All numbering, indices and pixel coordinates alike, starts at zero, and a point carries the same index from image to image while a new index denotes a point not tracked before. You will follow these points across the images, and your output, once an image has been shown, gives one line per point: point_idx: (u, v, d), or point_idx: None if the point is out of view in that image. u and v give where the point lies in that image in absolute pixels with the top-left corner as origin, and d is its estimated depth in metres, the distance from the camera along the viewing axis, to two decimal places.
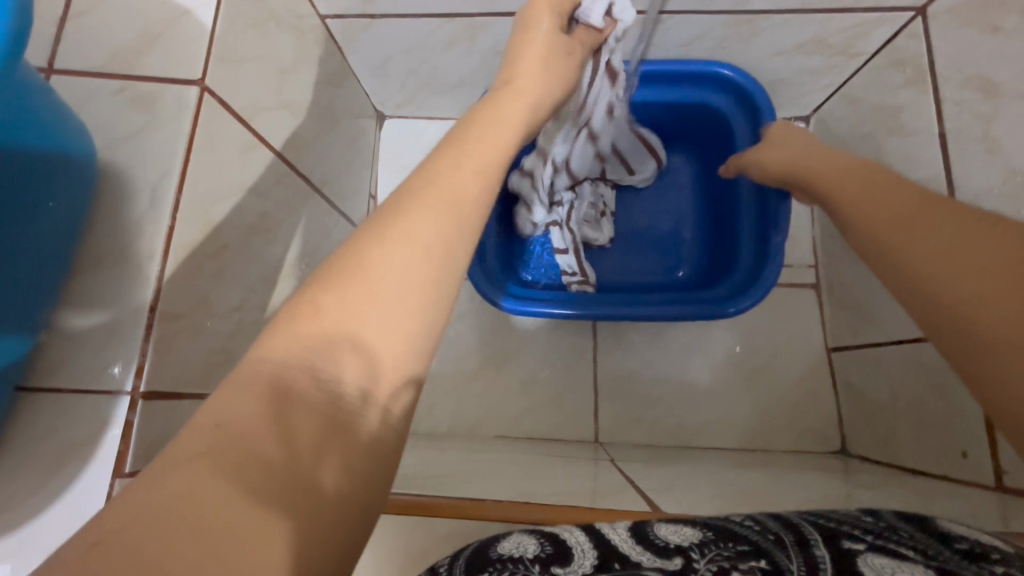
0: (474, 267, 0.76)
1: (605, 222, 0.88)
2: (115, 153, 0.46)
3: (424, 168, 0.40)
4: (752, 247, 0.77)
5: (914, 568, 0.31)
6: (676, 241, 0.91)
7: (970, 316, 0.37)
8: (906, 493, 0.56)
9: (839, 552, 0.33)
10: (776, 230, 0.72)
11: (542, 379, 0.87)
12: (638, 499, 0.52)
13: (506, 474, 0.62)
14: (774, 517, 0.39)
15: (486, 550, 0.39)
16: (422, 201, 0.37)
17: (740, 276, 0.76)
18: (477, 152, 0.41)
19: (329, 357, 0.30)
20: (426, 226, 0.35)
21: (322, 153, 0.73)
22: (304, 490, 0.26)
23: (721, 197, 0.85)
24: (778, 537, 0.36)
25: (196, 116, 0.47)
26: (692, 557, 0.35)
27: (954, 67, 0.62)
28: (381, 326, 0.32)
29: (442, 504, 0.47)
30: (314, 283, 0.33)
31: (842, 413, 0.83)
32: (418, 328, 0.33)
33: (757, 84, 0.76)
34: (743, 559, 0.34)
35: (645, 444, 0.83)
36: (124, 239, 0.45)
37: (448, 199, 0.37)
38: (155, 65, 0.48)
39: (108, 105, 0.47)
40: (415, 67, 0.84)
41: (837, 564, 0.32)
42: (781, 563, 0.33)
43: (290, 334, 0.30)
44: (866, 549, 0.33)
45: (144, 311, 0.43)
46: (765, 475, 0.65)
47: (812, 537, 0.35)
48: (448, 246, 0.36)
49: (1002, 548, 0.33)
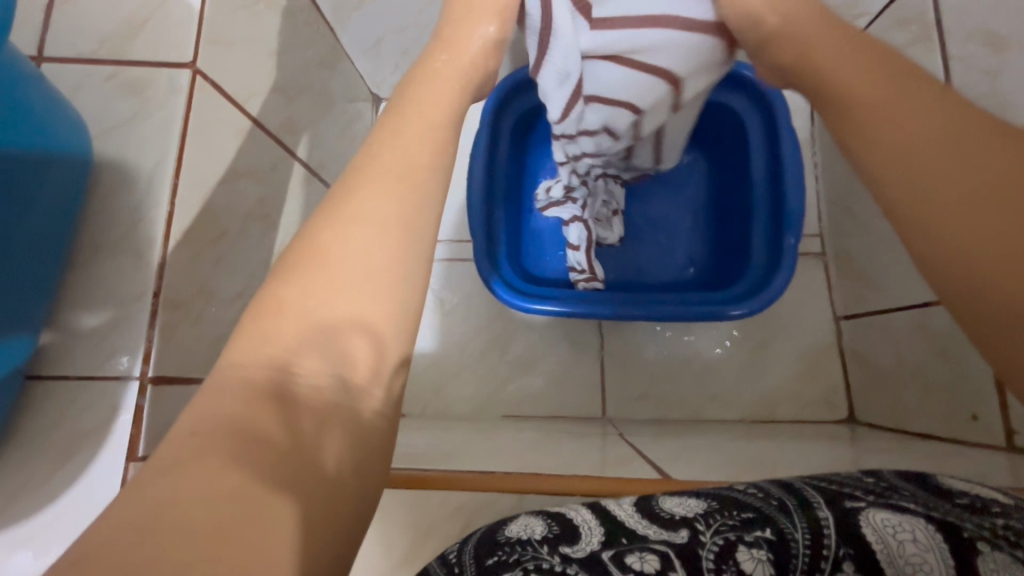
0: (480, 262, 0.75)
1: (616, 221, 0.85)
2: (110, 145, 0.46)
3: (367, 146, 0.40)
4: (766, 243, 0.75)
5: (915, 523, 0.31)
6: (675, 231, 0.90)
7: (969, 254, 0.34)
8: (913, 459, 0.55)
9: (841, 512, 0.33)
10: (791, 231, 0.71)
11: (548, 358, 0.87)
12: (645, 470, 0.53)
13: (514, 451, 0.62)
14: (776, 483, 0.38)
15: (494, 534, 0.39)
16: (380, 182, 0.37)
17: (754, 272, 0.75)
18: (418, 128, 0.42)
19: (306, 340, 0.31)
20: (384, 207, 0.36)
21: (318, 138, 0.73)
22: (303, 470, 0.28)
23: (733, 193, 0.84)
24: (781, 502, 0.35)
25: (191, 98, 0.47)
26: (698, 530, 0.34)
27: (959, 21, 0.60)
28: (356, 308, 0.33)
29: (451, 477, 0.47)
30: (280, 272, 0.34)
31: (849, 379, 0.82)
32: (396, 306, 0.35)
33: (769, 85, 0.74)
34: (749, 530, 0.34)
35: (650, 418, 0.84)
36: (123, 230, 0.45)
37: (407, 180, 0.38)
38: (145, 49, 0.47)
39: (98, 92, 0.47)
40: (406, 45, 0.82)
41: (841, 526, 0.32)
42: (787, 529, 0.33)
43: (260, 323, 0.32)
44: (868, 506, 0.33)
45: (148, 297, 0.43)
46: (773, 445, 0.65)
47: (814, 499, 0.35)
48: (416, 221, 0.37)
49: (1002, 499, 0.33)
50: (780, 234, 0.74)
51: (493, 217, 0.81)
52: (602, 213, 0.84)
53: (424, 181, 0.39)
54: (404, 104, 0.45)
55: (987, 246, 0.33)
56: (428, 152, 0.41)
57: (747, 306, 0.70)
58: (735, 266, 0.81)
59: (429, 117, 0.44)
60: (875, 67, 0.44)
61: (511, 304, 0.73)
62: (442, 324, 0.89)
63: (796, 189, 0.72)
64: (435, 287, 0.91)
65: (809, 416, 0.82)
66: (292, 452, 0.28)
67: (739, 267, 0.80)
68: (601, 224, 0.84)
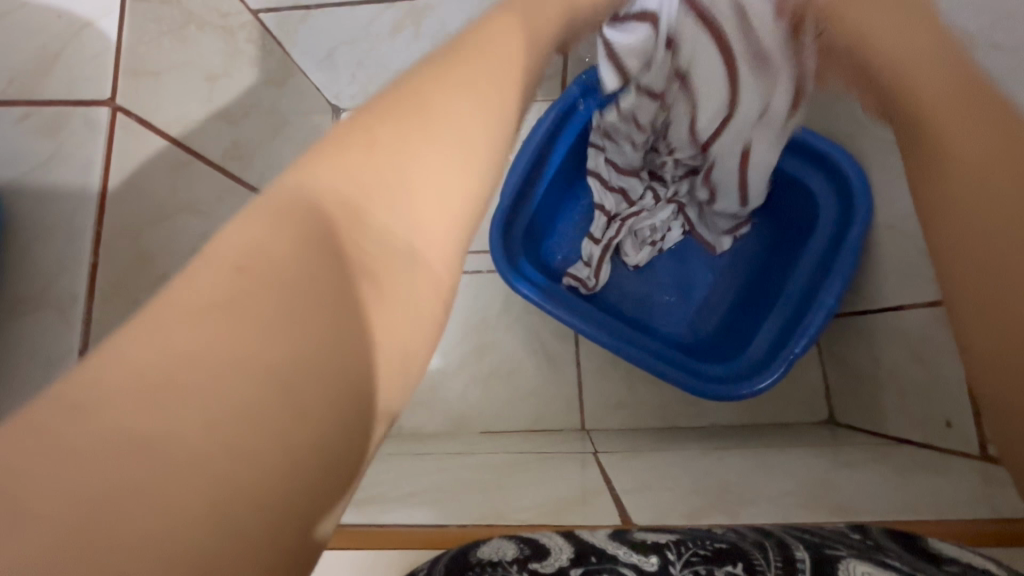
0: (493, 234, 0.75)
1: (647, 250, 0.85)
2: (22, 191, 0.43)
3: (434, 121, 0.34)
4: (769, 339, 0.76)
5: None
6: (708, 265, 0.87)
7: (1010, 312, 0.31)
8: (887, 470, 0.55)
9: (820, 557, 0.32)
10: (827, 297, 0.69)
11: (525, 369, 0.86)
12: (607, 503, 0.49)
13: (479, 475, 0.60)
14: (757, 530, 0.38)
15: (466, 554, 0.39)
16: (448, 104, 0.35)
17: (754, 358, 0.76)
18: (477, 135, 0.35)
19: (361, 228, 0.28)
20: (454, 141, 0.34)
21: (270, 160, 0.69)
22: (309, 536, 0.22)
23: (777, 264, 0.81)
24: (758, 539, 0.36)
25: (111, 139, 0.44)
26: (668, 558, 0.34)
27: None
28: (414, 211, 0.31)
29: (409, 530, 0.45)
30: (341, 140, 0.31)
31: (829, 381, 0.81)
32: (449, 233, 0.32)
33: (853, 165, 0.71)
34: (719, 564, 0.33)
35: (629, 427, 0.82)
36: (42, 284, 0.42)
37: (473, 104, 0.36)
38: (59, 85, 0.44)
39: (14, 134, 0.44)
40: (362, 57, 0.79)
41: (815, 566, 0.32)
42: (759, 567, 0.32)
43: (320, 188, 0.29)
44: (848, 556, 0.32)
45: (72, 357, 0.41)
46: (750, 457, 0.63)
47: (794, 543, 0.35)
48: (444, 250, 0.31)
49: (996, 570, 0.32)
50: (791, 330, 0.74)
51: (523, 198, 0.80)
52: (642, 235, 0.84)
53: (489, 115, 0.36)
54: (486, 38, 0.41)
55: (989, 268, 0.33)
56: (493, 94, 0.37)
57: (741, 391, 0.71)
58: (759, 309, 0.80)
59: (503, 56, 0.40)
60: (947, 53, 0.41)
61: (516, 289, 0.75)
62: None
63: (837, 283, 0.69)
64: None
65: (790, 417, 0.82)
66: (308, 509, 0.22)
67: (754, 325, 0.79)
68: (632, 240, 0.84)
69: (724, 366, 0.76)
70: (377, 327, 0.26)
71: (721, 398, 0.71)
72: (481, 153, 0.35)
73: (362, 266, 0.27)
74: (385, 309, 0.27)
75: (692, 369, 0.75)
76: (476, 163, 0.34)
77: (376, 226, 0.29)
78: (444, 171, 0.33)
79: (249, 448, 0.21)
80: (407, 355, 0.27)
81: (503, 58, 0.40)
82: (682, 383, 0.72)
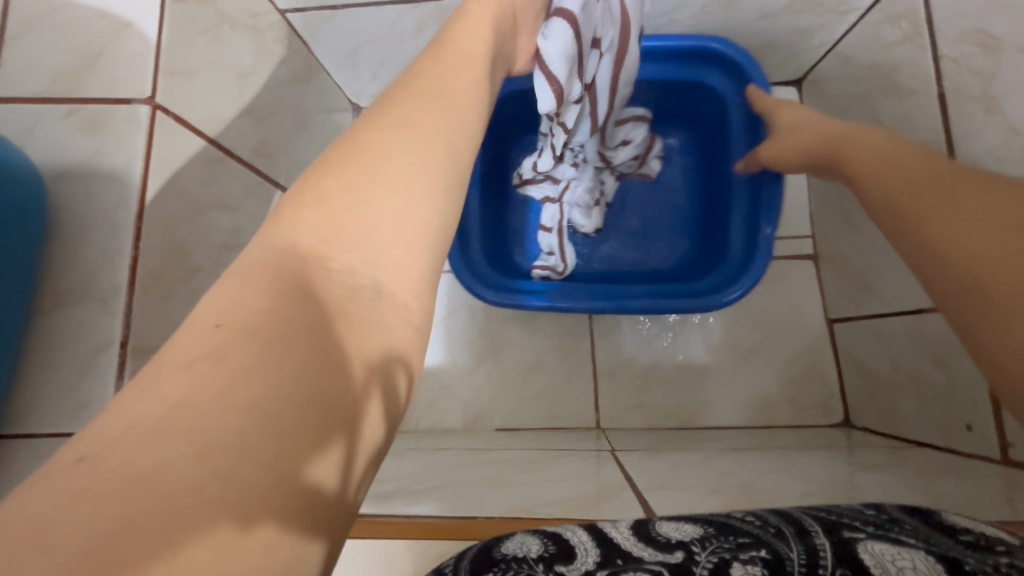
0: (460, 265, 0.75)
1: (597, 210, 0.85)
2: (63, 186, 0.44)
3: (356, 140, 0.35)
4: (742, 238, 0.77)
5: (913, 553, 0.32)
6: (673, 218, 0.90)
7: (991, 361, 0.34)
8: (906, 472, 0.55)
9: (839, 541, 0.34)
10: (773, 192, 0.73)
11: (540, 368, 0.86)
12: (633, 500, 0.50)
13: (499, 471, 0.61)
14: (777, 514, 0.39)
15: (490, 549, 0.40)
16: (387, 136, 0.36)
17: (729, 267, 0.77)
18: (420, 144, 0.36)
19: (323, 276, 0.29)
20: (408, 149, 0.36)
21: (294, 157, 0.70)
22: (327, 493, 0.24)
23: (718, 175, 0.84)
24: (779, 529, 0.37)
25: (151, 133, 0.45)
26: (693, 551, 0.35)
27: (950, 19, 0.58)
28: (376, 240, 0.32)
29: (438, 523, 0.46)
30: (293, 203, 0.32)
31: (843, 382, 0.82)
32: (414, 256, 0.33)
33: (749, 59, 0.75)
34: (744, 550, 0.34)
35: (643, 427, 0.83)
36: (86, 276, 0.43)
37: (417, 135, 0.37)
38: (101, 84, 0.45)
39: (56, 132, 0.45)
40: (384, 56, 0.80)
41: (836, 550, 0.33)
42: (782, 552, 0.34)
43: (282, 246, 0.30)
44: (865, 536, 0.34)
45: (116, 347, 0.42)
46: (767, 458, 0.64)
47: (812, 528, 0.36)
48: (418, 247, 0.33)
49: (1007, 539, 0.34)
50: (754, 230, 0.75)
51: (467, 220, 0.79)
52: (586, 200, 0.84)
53: (433, 144, 0.37)
54: (416, 79, 0.41)
55: (1000, 278, 0.34)
56: (422, 119, 0.38)
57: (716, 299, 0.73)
58: (720, 222, 0.82)
59: (435, 73, 0.42)
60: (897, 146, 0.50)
61: (503, 302, 0.74)
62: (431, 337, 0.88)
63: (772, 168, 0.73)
64: None
65: (805, 420, 0.82)
66: (319, 469, 0.24)
67: (715, 257, 0.82)
68: (581, 210, 0.84)
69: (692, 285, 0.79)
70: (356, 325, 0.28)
71: (704, 308, 0.73)
72: (427, 174, 0.35)
73: (327, 294, 0.29)
74: (361, 318, 0.28)
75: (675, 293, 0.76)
76: (421, 174, 0.35)
77: (340, 271, 0.30)
78: (390, 196, 0.33)
79: (246, 436, 0.23)
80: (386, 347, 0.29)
81: (419, 68, 0.43)
82: (652, 306, 0.74)
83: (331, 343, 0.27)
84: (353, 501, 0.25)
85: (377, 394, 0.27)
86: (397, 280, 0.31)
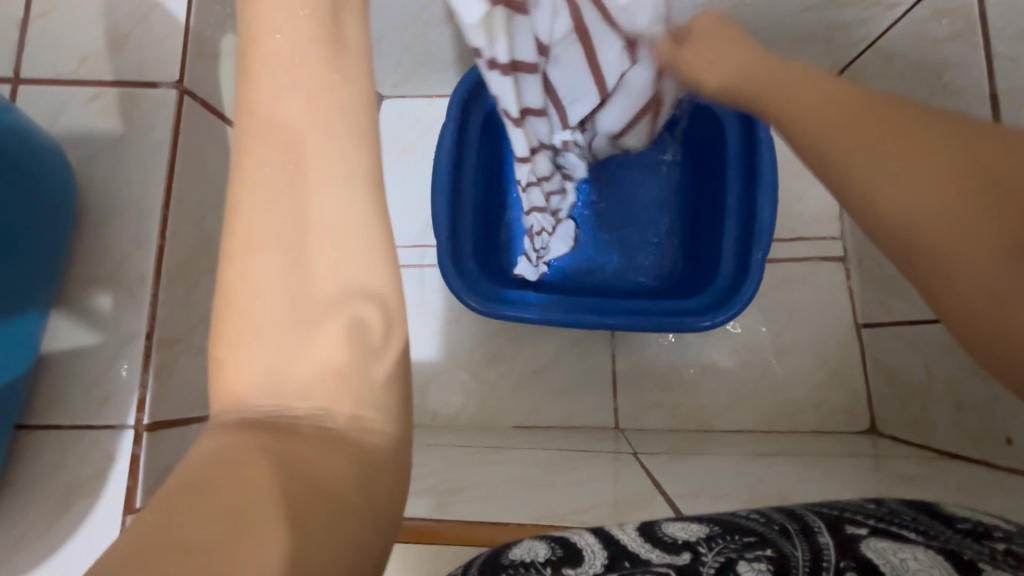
0: (454, 276, 0.73)
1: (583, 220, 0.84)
2: (92, 174, 0.43)
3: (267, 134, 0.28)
4: (733, 255, 0.77)
5: (916, 548, 0.31)
6: (661, 226, 0.88)
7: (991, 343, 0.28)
8: (946, 484, 0.53)
9: (842, 537, 0.33)
10: (763, 210, 0.73)
11: (559, 366, 0.85)
12: (663, 506, 0.49)
13: (521, 472, 0.60)
14: (782, 511, 0.38)
15: (499, 557, 0.38)
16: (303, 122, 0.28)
17: (720, 283, 0.77)
18: (333, 123, 0.28)
19: (271, 304, 0.26)
20: (329, 139, 0.28)
21: None
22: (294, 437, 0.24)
23: (707, 187, 0.83)
24: (783, 527, 0.35)
25: (179, 118, 0.44)
26: (700, 552, 0.34)
27: (1007, 16, 0.55)
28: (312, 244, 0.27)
29: (465, 529, 0.45)
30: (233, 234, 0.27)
31: (870, 387, 0.80)
32: (357, 248, 0.27)
33: None
34: (750, 549, 0.33)
35: (664, 428, 0.81)
36: (113, 264, 0.42)
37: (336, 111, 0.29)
38: (130, 67, 0.44)
39: (83, 116, 0.44)
40: (409, 45, 0.79)
41: (839, 546, 0.32)
42: (787, 550, 0.33)
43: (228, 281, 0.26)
44: (868, 533, 0.33)
45: (141, 339, 0.41)
46: (796, 466, 0.62)
47: (816, 526, 0.35)
48: (358, 245, 0.27)
49: (1004, 526, 0.34)
50: (750, 248, 0.74)
51: (460, 225, 0.78)
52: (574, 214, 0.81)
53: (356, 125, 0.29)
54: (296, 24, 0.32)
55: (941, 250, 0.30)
56: (316, 58, 0.29)
57: (702, 319, 0.73)
58: (711, 233, 0.81)
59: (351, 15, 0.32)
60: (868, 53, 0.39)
61: (495, 313, 0.73)
62: (449, 332, 0.86)
63: (769, 186, 0.73)
64: (441, 291, 0.88)
65: (830, 426, 0.80)
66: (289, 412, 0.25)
67: (703, 271, 0.81)
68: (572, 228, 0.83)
69: (681, 300, 0.78)
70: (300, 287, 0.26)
71: (695, 327, 0.73)
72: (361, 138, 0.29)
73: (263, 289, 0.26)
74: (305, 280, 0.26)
75: (668, 311, 0.76)
76: (353, 132, 0.29)
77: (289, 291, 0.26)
78: (328, 185, 0.27)
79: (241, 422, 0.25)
80: (331, 304, 0.26)
81: None
82: (641, 325, 0.73)
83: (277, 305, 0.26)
84: (357, 441, 0.25)
85: (332, 345, 0.26)
86: (348, 275, 0.27)
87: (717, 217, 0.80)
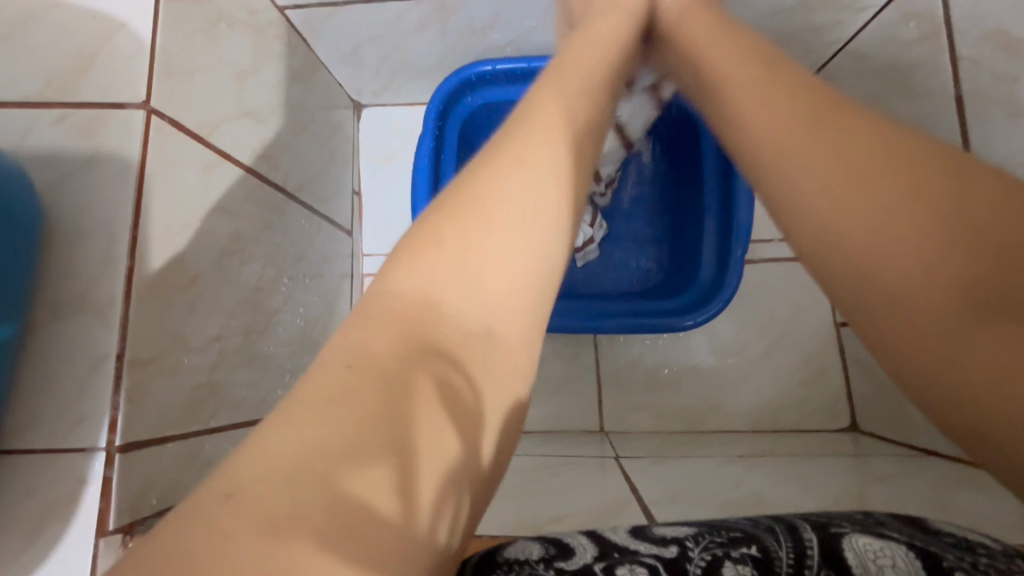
0: None
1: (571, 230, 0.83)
2: (59, 196, 0.43)
3: (467, 193, 0.36)
4: (715, 252, 0.77)
5: (898, 549, 0.31)
6: (642, 226, 0.88)
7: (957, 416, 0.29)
8: (920, 483, 0.54)
9: (826, 535, 0.33)
10: (741, 207, 0.73)
11: (543, 371, 0.85)
12: (639, 511, 0.49)
13: (502, 479, 0.60)
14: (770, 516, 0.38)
15: (493, 554, 0.38)
16: (496, 182, 0.36)
17: (703, 281, 0.77)
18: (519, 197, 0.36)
19: (441, 318, 0.31)
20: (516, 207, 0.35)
21: (295, 157, 0.70)
22: (376, 512, 0.24)
23: (685, 186, 0.84)
24: (770, 525, 0.36)
25: (146, 139, 0.44)
26: (686, 546, 0.34)
27: (970, 20, 0.56)
28: (489, 300, 0.33)
29: None
30: (409, 251, 0.33)
31: (850, 385, 0.81)
32: (519, 306, 0.34)
33: None
34: (735, 546, 0.33)
35: (647, 430, 0.82)
36: (81, 287, 0.42)
37: (531, 178, 0.37)
38: (94, 88, 0.44)
39: (49, 138, 0.44)
40: (387, 53, 0.80)
41: (822, 545, 0.32)
42: (772, 548, 0.33)
43: (403, 313, 0.30)
44: (852, 531, 0.34)
45: (111, 360, 0.41)
46: (774, 467, 0.62)
47: (802, 524, 0.35)
48: (513, 310, 0.33)
49: (992, 544, 0.33)
50: (729, 246, 0.75)
51: None
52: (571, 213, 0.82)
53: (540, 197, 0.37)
54: (519, 107, 0.43)
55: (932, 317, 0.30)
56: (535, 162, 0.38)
57: (685, 317, 0.74)
58: (692, 232, 0.82)
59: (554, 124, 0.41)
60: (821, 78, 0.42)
61: None
62: None
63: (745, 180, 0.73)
64: None
65: (810, 424, 0.81)
66: (358, 488, 0.24)
67: (685, 270, 0.82)
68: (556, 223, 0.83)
69: (663, 300, 0.79)
70: (458, 346, 0.30)
71: (680, 327, 0.73)
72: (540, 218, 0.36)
73: (435, 331, 0.30)
74: (465, 336, 0.31)
75: (652, 311, 0.77)
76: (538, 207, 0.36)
77: (455, 316, 0.31)
78: (503, 252, 0.34)
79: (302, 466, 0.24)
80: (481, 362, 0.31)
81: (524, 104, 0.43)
82: (628, 327, 0.74)
83: (422, 357, 0.29)
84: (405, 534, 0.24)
85: (441, 404, 0.28)
86: (507, 335, 0.32)
87: (696, 215, 0.81)
